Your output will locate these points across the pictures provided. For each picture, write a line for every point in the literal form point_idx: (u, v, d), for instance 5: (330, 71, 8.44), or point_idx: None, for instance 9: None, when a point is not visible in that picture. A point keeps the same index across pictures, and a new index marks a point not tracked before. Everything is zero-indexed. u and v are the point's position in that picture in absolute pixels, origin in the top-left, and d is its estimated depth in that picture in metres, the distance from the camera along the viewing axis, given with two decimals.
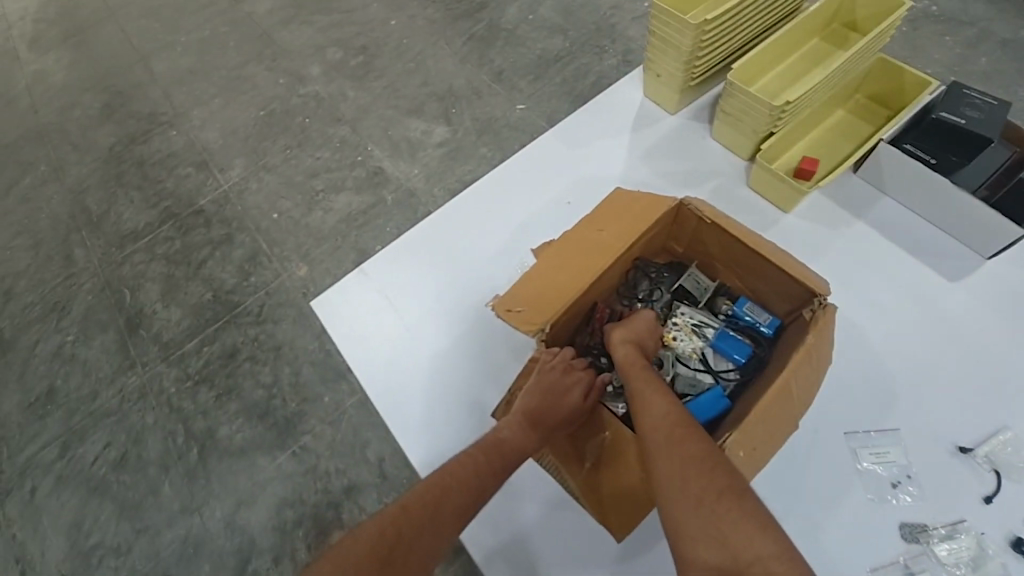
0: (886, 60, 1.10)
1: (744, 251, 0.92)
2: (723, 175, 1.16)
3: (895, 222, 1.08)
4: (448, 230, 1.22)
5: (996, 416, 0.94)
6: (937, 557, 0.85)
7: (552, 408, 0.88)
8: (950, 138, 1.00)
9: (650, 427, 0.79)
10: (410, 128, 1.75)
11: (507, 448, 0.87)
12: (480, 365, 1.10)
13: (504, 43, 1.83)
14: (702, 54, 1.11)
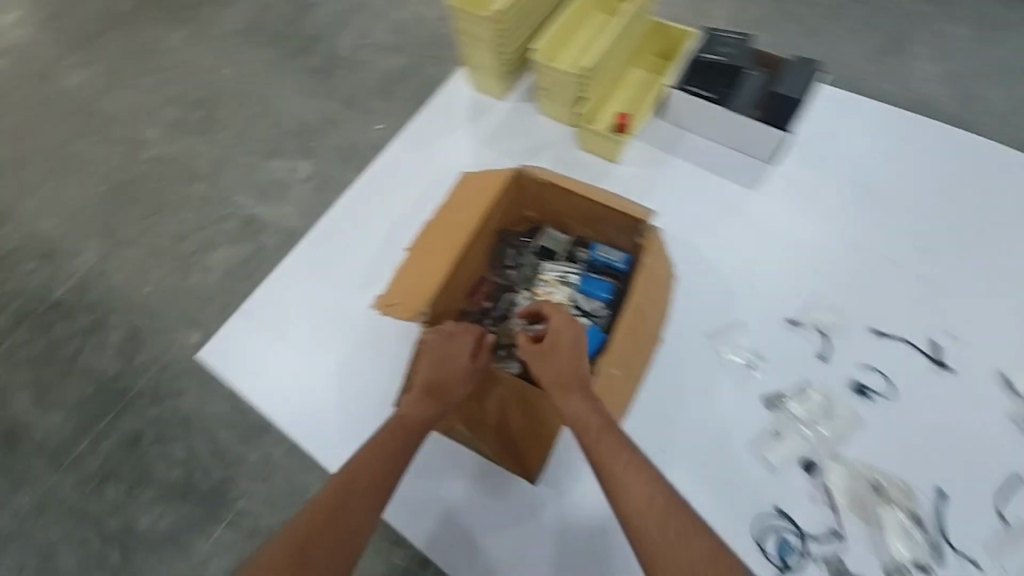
0: (658, 23, 1.29)
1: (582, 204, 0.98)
2: (557, 142, 1.29)
3: (702, 149, 1.24)
4: (322, 252, 1.26)
5: (814, 282, 1.05)
6: (792, 415, 0.95)
7: (454, 380, 0.89)
8: (715, 73, 1.19)
9: (609, 476, 0.76)
10: (272, 169, 1.72)
11: (413, 426, 0.88)
12: (381, 367, 1.14)
13: (346, 71, 1.85)
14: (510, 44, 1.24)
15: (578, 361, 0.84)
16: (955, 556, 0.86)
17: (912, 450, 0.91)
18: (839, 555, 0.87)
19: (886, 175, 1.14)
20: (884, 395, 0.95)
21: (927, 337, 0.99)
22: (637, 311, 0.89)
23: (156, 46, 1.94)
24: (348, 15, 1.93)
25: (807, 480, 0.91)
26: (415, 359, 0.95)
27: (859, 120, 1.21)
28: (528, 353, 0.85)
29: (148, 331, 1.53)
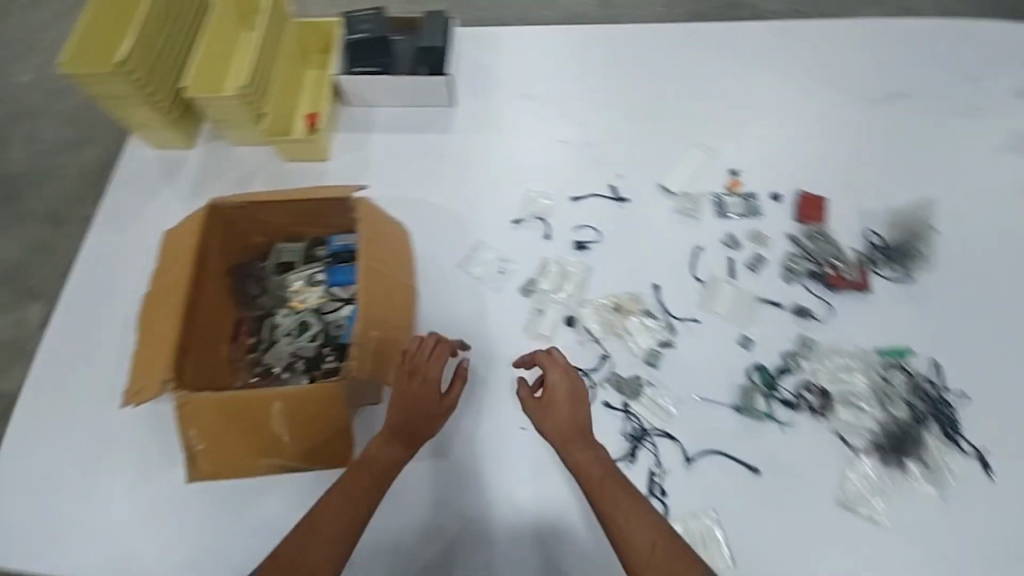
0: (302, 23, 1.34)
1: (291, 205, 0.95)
2: (262, 165, 1.26)
3: (392, 119, 1.33)
4: (42, 383, 1.05)
5: (523, 184, 1.21)
6: (540, 290, 1.05)
7: (421, 417, 0.82)
8: (368, 50, 1.30)
9: (607, 508, 0.77)
10: None
11: (379, 473, 0.81)
12: (163, 466, 0.97)
13: (28, 187, 1.43)
14: (159, 89, 1.18)
15: (576, 410, 0.85)
16: (682, 323, 1.01)
17: (634, 266, 1.08)
18: (616, 372, 0.97)
19: (544, 86, 1.37)
20: (595, 239, 1.12)
21: (608, 185, 1.20)
22: (370, 270, 0.87)
23: None
24: None
25: (573, 331, 1.00)
26: (184, 425, 0.82)
27: (508, 52, 1.42)
28: (528, 406, 0.87)
29: None
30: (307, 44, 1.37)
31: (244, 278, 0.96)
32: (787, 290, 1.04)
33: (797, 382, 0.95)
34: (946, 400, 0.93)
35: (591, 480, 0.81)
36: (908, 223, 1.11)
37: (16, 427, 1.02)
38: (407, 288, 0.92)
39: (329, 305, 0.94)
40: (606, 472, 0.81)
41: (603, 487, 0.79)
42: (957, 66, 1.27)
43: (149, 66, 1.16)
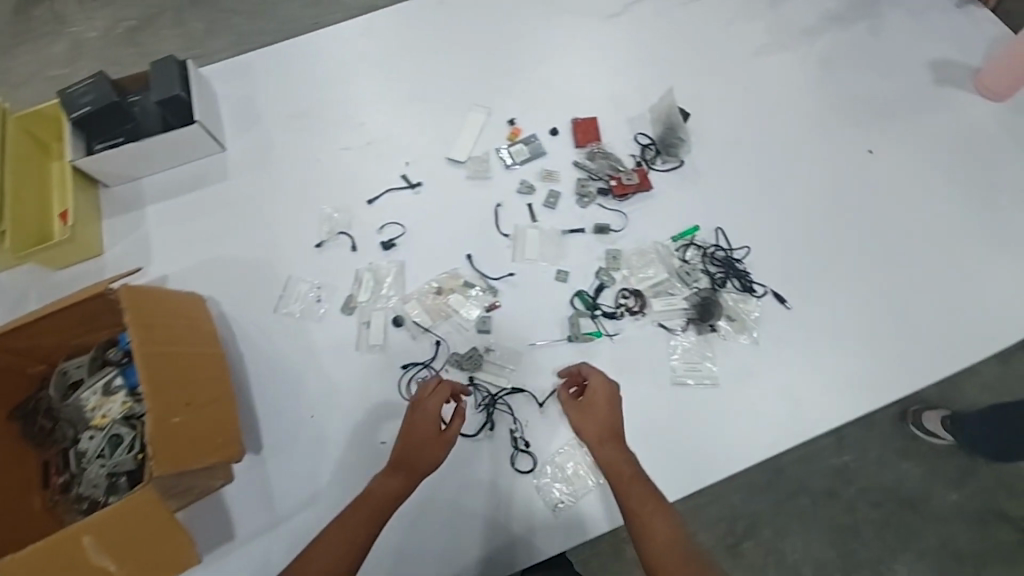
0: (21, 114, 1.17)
1: (49, 322, 0.86)
2: (32, 282, 1.13)
3: (162, 184, 1.20)
4: None
5: (315, 204, 1.16)
6: (361, 303, 1.04)
7: (420, 450, 0.83)
8: (101, 124, 1.15)
9: (633, 503, 0.82)
10: None
11: (380, 506, 0.81)
12: None
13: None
14: None
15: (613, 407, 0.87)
16: (500, 283, 1.04)
17: (445, 246, 1.08)
18: (453, 352, 1.00)
19: (311, 98, 1.29)
20: (399, 234, 1.10)
21: (400, 176, 1.17)
22: (157, 350, 0.79)
23: None
24: None
25: (403, 330, 1.01)
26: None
27: (264, 75, 1.31)
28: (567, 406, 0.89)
29: None
30: (43, 137, 1.21)
31: (36, 413, 0.90)
32: (584, 216, 1.10)
33: (614, 293, 1.03)
34: (734, 259, 1.06)
35: (621, 471, 0.84)
36: (668, 115, 1.18)
37: None
38: (207, 356, 0.86)
39: (130, 410, 0.88)
40: (638, 473, 0.83)
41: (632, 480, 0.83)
42: None
43: None
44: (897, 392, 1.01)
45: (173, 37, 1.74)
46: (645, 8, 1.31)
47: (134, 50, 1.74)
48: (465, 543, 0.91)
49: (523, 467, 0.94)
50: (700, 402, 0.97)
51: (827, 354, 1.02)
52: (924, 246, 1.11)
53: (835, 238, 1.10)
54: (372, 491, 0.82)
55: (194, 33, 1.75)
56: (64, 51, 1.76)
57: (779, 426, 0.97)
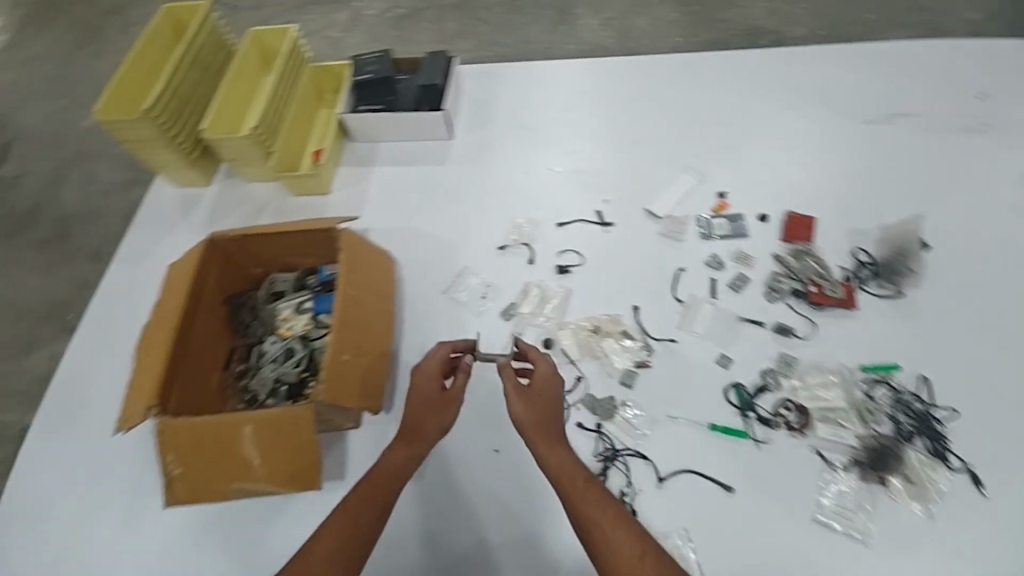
0: (314, 65, 1.44)
1: (286, 237, 1.02)
2: (275, 198, 1.35)
3: (394, 153, 1.39)
4: (71, 389, 1.11)
5: (512, 213, 1.24)
6: (521, 313, 1.07)
7: (424, 414, 0.87)
8: (373, 88, 1.37)
9: (578, 504, 0.78)
10: (38, 363, 1.52)
11: (381, 477, 0.84)
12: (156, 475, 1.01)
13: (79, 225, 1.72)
14: (187, 133, 1.30)
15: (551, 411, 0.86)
16: (659, 344, 1.00)
17: (616, 291, 1.09)
18: (591, 393, 0.97)
19: (542, 122, 1.39)
20: (575, 263, 1.14)
21: (595, 211, 1.21)
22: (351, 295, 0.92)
23: None
24: (66, 178, 1.82)
25: (550, 352, 1.03)
26: (164, 446, 0.81)
27: (509, 91, 1.45)
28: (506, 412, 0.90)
29: None
30: (324, 86, 1.47)
31: (240, 307, 1.04)
32: (768, 309, 1.02)
33: (777, 400, 0.94)
34: (930, 415, 0.92)
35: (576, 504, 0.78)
36: (897, 240, 1.08)
37: (43, 435, 1.07)
38: (387, 315, 0.97)
39: (313, 331, 1.01)
40: (596, 495, 0.77)
41: (574, 486, 0.79)
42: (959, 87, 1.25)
43: (177, 112, 1.26)
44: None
45: (426, 31, 1.97)
46: (897, 127, 1.23)
47: (393, 33, 1.99)
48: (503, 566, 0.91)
49: None
50: (847, 558, 0.83)
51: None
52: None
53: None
54: (375, 467, 0.85)
55: (446, 30, 1.95)
56: (357, 15, 2.05)
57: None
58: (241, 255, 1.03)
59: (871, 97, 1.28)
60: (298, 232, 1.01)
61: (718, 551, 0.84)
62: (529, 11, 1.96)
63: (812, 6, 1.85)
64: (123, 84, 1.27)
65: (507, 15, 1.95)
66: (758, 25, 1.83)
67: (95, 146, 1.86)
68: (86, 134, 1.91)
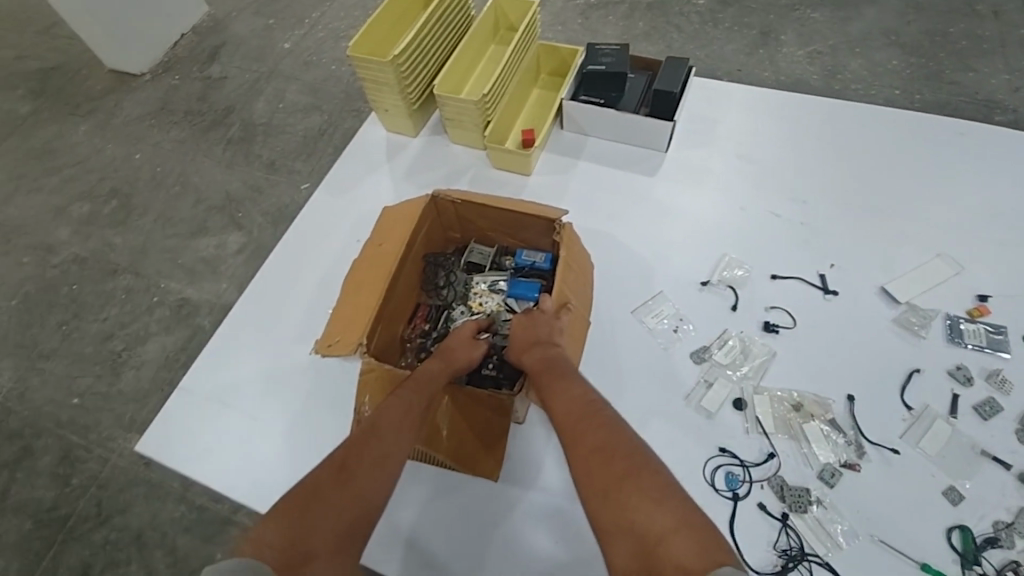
0: (543, 44, 1.38)
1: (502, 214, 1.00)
2: (474, 165, 1.34)
3: (602, 151, 1.32)
4: (264, 298, 1.18)
5: (720, 247, 1.13)
6: (714, 361, 0.98)
7: (455, 353, 0.88)
8: (602, 82, 1.26)
9: (550, 401, 0.77)
10: (202, 249, 1.51)
11: (415, 390, 0.80)
12: (319, 403, 1.04)
13: (263, 136, 1.70)
14: (414, 84, 1.30)
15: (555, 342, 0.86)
16: (872, 448, 0.88)
17: (832, 369, 0.96)
18: (781, 476, 0.87)
19: (767, 156, 1.25)
20: (784, 324, 1.02)
21: (818, 273, 1.07)
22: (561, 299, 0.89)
23: (58, 143, 1.80)
24: (262, 82, 1.82)
25: (740, 415, 0.92)
26: (360, 387, 0.88)
27: (738, 114, 1.33)
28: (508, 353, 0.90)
29: (78, 423, 1.33)
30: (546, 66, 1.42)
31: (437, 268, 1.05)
32: (1020, 454, 0.86)
33: (1010, 564, 0.79)
34: None
35: (556, 407, 0.76)
36: None
37: (234, 332, 1.15)
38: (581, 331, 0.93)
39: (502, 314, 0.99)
40: (575, 395, 0.76)
41: (547, 388, 0.78)
42: None
43: (413, 63, 1.27)
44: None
45: (612, 26, 1.82)
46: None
47: (580, 17, 1.86)
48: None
49: None
50: None
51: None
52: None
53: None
54: (411, 378, 0.82)
55: (633, 29, 1.81)
56: None
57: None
58: (454, 219, 1.04)
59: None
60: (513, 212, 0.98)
61: None
62: (755, 22, 1.77)
63: None
64: (376, 27, 1.31)
65: (727, 22, 1.78)
66: None
67: (289, 54, 1.88)
68: (284, 56, 1.88)
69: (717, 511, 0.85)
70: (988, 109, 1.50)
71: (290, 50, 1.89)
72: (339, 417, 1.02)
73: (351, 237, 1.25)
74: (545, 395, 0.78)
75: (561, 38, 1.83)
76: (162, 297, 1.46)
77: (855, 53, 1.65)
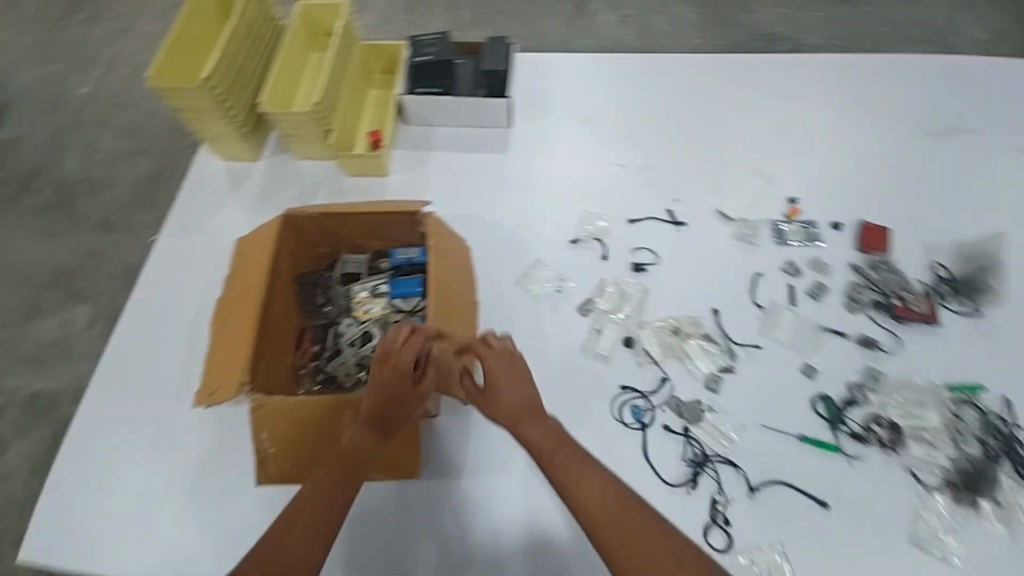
0: (366, 44, 1.36)
1: (365, 218, 0.97)
2: (329, 177, 1.29)
3: (452, 138, 1.34)
4: (125, 365, 1.05)
5: (581, 205, 1.20)
6: (599, 310, 1.05)
7: (390, 407, 0.80)
8: (432, 71, 1.29)
9: (559, 474, 0.78)
10: (44, 333, 1.33)
11: (345, 458, 0.79)
12: (220, 455, 0.96)
13: (83, 193, 1.50)
14: (240, 106, 1.22)
15: (520, 382, 0.83)
16: (742, 349, 0.99)
17: (696, 290, 1.07)
18: (675, 395, 0.95)
19: (603, 116, 1.35)
20: (649, 262, 1.11)
21: (665, 209, 1.19)
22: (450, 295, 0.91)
23: None
24: (65, 134, 1.60)
25: (631, 351, 1.00)
26: (256, 426, 0.84)
27: (569, 82, 1.41)
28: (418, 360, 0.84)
29: None
30: (374, 65, 1.40)
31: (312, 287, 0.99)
32: (849, 321, 1.02)
33: (865, 414, 0.94)
34: (1019, 437, 0.91)
35: (570, 485, 0.77)
36: (970, 257, 1.09)
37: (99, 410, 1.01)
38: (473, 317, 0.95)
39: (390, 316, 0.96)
40: (586, 465, 0.78)
41: (552, 458, 0.79)
42: (1013, 102, 1.27)
43: (232, 85, 1.19)
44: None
45: (437, 17, 1.84)
46: (961, 139, 1.24)
47: (403, 11, 1.85)
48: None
49: (716, 545, 0.85)
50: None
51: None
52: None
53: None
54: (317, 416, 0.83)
55: (458, 18, 1.84)
56: None
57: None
58: (316, 233, 0.99)
59: (939, 97, 1.28)
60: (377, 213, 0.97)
61: (812, 561, 0.84)
62: None
63: (823, 17, 1.76)
64: (176, 49, 1.20)
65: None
66: (806, 19, 1.76)
67: (89, 97, 1.66)
68: (83, 100, 1.65)
69: (631, 444, 0.92)
70: (770, 42, 1.74)
71: (88, 92, 1.67)
72: (244, 466, 0.94)
73: (212, 276, 1.15)
74: (550, 465, 0.79)
75: (390, 36, 1.81)
76: (11, 397, 1.27)
77: (658, 10, 1.82)
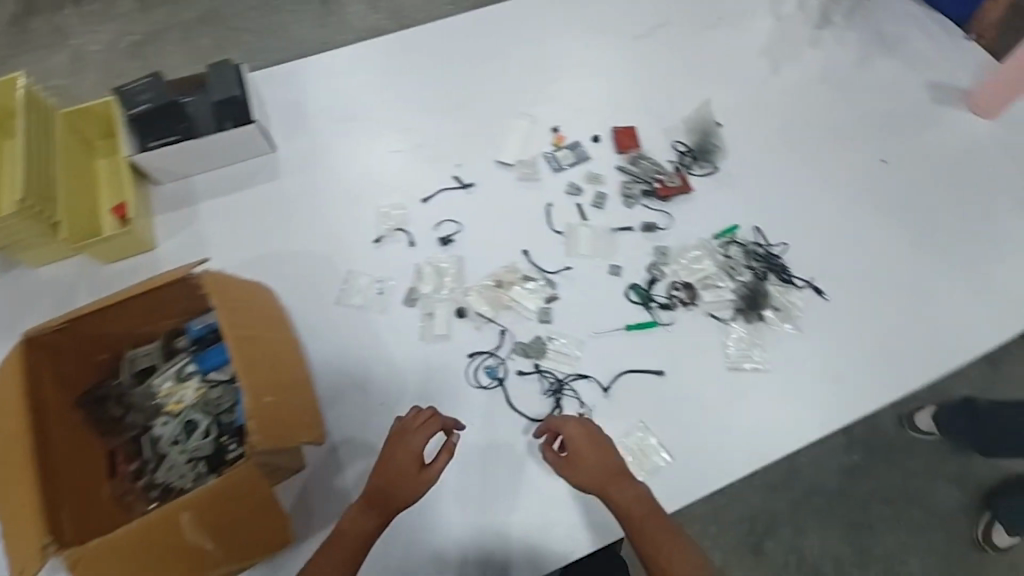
0: (71, 109, 1.15)
1: (133, 304, 0.85)
2: (87, 275, 1.12)
3: (213, 182, 1.21)
4: None
5: (371, 201, 1.18)
6: (424, 295, 1.06)
7: (397, 484, 0.85)
8: (158, 118, 1.17)
9: (646, 538, 0.86)
10: None
11: (353, 541, 0.84)
12: None
13: None
14: None
15: (605, 456, 0.90)
16: (558, 276, 1.08)
17: (503, 240, 1.13)
18: (518, 340, 1.02)
19: (366, 111, 1.33)
20: (455, 231, 1.14)
21: (452, 176, 1.22)
22: (258, 353, 0.82)
23: None
24: None
25: (466, 320, 1.03)
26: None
27: (320, 84, 1.36)
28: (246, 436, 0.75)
29: None
30: (90, 133, 1.21)
31: (104, 399, 0.88)
32: (631, 215, 1.17)
33: (666, 285, 1.08)
34: (772, 253, 1.13)
35: (654, 548, 0.85)
36: (702, 125, 1.30)
37: None
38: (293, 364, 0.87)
39: (204, 395, 0.88)
40: (675, 535, 0.87)
41: (641, 524, 0.86)
42: None
43: None
44: (949, 367, 1.11)
45: None
46: (667, 34, 1.44)
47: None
48: (448, 563, 0.91)
49: (593, 450, 0.95)
50: (759, 386, 1.02)
51: (882, 341, 1.10)
52: (944, 234, 1.24)
53: (873, 232, 1.21)
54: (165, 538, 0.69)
55: None
56: None
57: (843, 405, 1.03)
58: (81, 343, 0.85)
59: (643, 7, 1.47)
60: (140, 294, 0.83)
61: (667, 424, 0.98)
62: None
63: None
64: None
65: None
66: None
67: None
68: None
69: (495, 401, 0.97)
70: None
71: None
72: None
73: None
74: (637, 530, 0.86)
75: None
76: None
77: None
